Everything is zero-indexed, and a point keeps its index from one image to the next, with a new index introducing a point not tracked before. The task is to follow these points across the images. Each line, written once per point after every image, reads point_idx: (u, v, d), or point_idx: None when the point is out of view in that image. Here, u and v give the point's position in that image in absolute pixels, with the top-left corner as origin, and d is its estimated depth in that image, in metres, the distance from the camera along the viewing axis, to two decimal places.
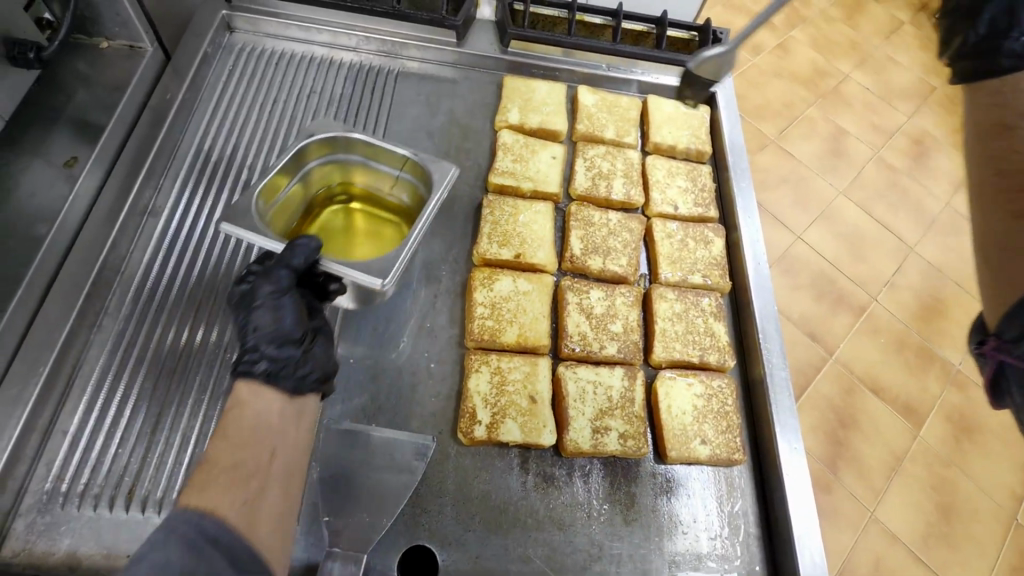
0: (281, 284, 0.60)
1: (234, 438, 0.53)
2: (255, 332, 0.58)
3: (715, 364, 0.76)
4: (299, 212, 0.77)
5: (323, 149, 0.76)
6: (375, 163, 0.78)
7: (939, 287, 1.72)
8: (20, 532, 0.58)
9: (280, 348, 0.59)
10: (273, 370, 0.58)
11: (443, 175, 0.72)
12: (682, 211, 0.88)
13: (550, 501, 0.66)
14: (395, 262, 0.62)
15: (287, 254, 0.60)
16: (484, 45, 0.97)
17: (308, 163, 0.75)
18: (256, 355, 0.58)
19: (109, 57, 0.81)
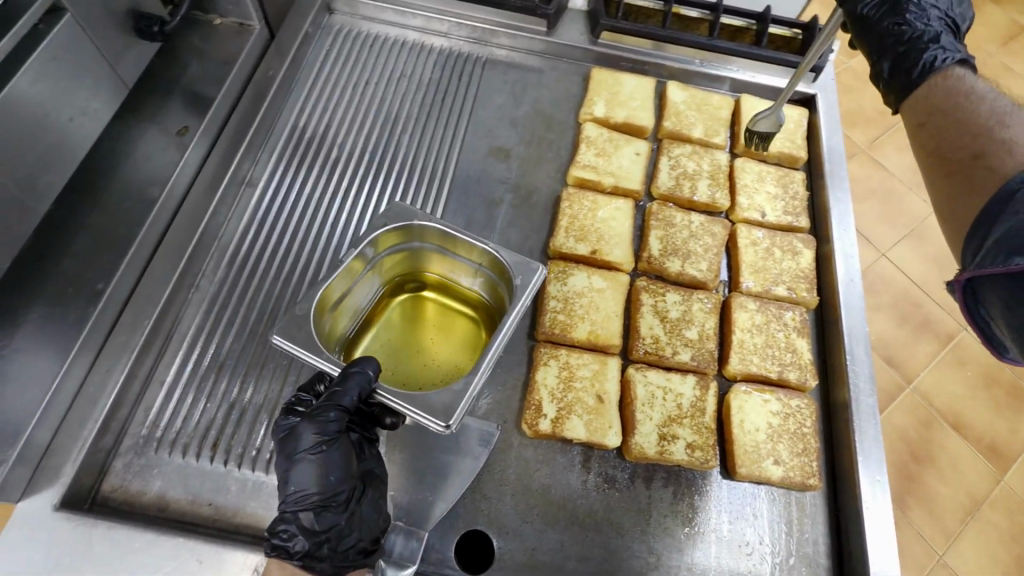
0: (329, 432, 0.54)
1: None
2: (296, 494, 0.53)
3: (795, 383, 0.72)
4: (365, 303, 0.72)
5: (395, 237, 0.71)
6: (452, 253, 0.73)
7: None
8: (118, 470, 0.63)
9: (319, 518, 0.53)
10: (311, 547, 0.53)
11: (526, 276, 0.65)
12: (770, 218, 0.84)
13: (611, 504, 0.65)
14: (460, 401, 0.56)
15: (338, 392, 0.55)
16: (574, 35, 0.96)
17: (379, 255, 0.71)
18: (292, 527, 0.52)
19: (221, 33, 0.85)
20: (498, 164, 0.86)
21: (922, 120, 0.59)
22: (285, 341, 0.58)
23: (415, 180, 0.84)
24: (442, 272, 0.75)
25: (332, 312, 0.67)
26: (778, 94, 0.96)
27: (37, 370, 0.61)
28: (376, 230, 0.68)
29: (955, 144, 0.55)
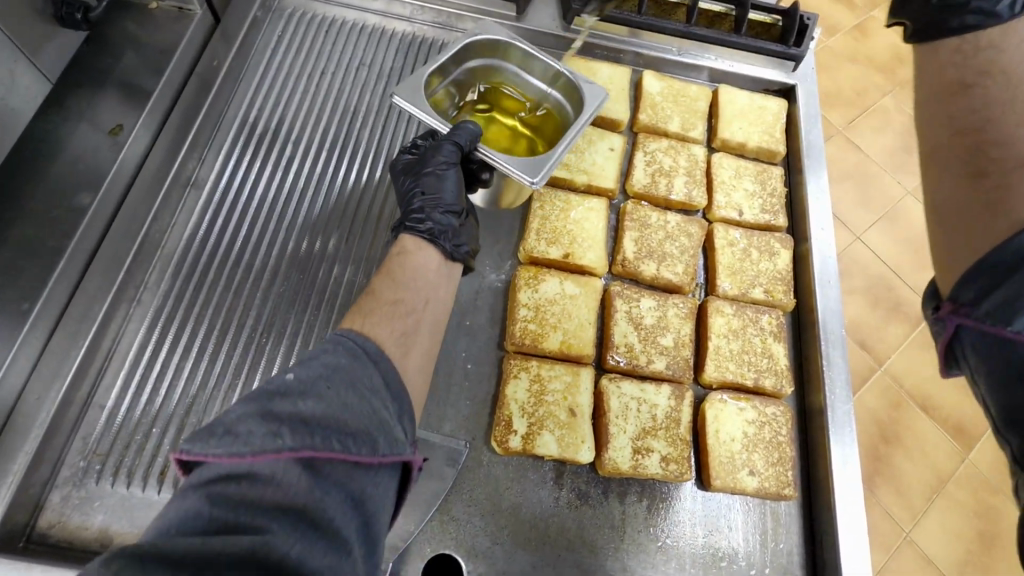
0: (450, 158, 0.68)
1: (400, 281, 0.60)
2: (423, 196, 0.66)
3: (771, 390, 0.71)
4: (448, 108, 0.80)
5: (483, 50, 0.79)
6: (525, 76, 0.80)
7: None
8: (56, 504, 0.58)
9: (444, 216, 0.66)
10: (436, 231, 0.65)
11: (593, 99, 0.75)
12: (747, 217, 0.81)
13: (583, 521, 0.63)
14: (546, 165, 0.66)
15: (453, 134, 0.68)
16: (545, 21, 0.90)
17: (469, 62, 0.79)
18: (423, 215, 0.66)
19: (158, 19, 0.77)
20: None
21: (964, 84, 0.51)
22: (404, 99, 0.68)
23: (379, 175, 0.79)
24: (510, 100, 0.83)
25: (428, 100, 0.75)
26: (758, 84, 0.93)
27: None
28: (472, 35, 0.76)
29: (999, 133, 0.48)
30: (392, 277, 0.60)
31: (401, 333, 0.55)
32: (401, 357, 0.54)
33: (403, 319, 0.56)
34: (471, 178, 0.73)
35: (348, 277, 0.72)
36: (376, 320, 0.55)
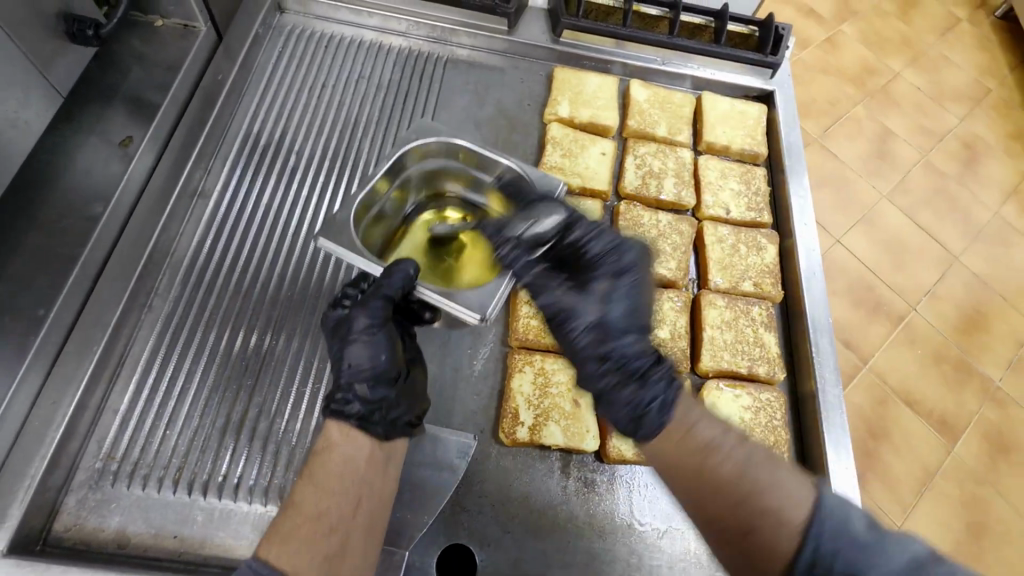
0: (378, 317, 0.60)
1: (322, 483, 0.54)
2: (349, 369, 0.58)
3: (764, 376, 0.74)
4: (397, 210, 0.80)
5: (422, 155, 0.79)
6: (475, 173, 0.80)
7: (984, 303, 1.96)
8: (71, 507, 0.59)
9: (373, 390, 0.58)
10: (365, 413, 0.57)
11: (547, 188, 0.72)
12: (734, 215, 0.85)
13: (591, 508, 0.65)
14: (493, 297, 0.61)
15: (384, 283, 0.60)
16: (536, 34, 0.95)
17: (409, 170, 0.79)
18: (350, 395, 0.58)
19: (163, 36, 0.79)
20: None
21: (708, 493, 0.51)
22: (329, 242, 0.63)
23: None
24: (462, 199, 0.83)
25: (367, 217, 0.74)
26: (738, 91, 0.98)
27: None
28: (408, 145, 0.76)
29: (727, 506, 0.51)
30: (313, 480, 0.54)
31: (323, 558, 0.51)
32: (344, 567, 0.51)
33: (324, 540, 0.51)
34: (413, 317, 0.66)
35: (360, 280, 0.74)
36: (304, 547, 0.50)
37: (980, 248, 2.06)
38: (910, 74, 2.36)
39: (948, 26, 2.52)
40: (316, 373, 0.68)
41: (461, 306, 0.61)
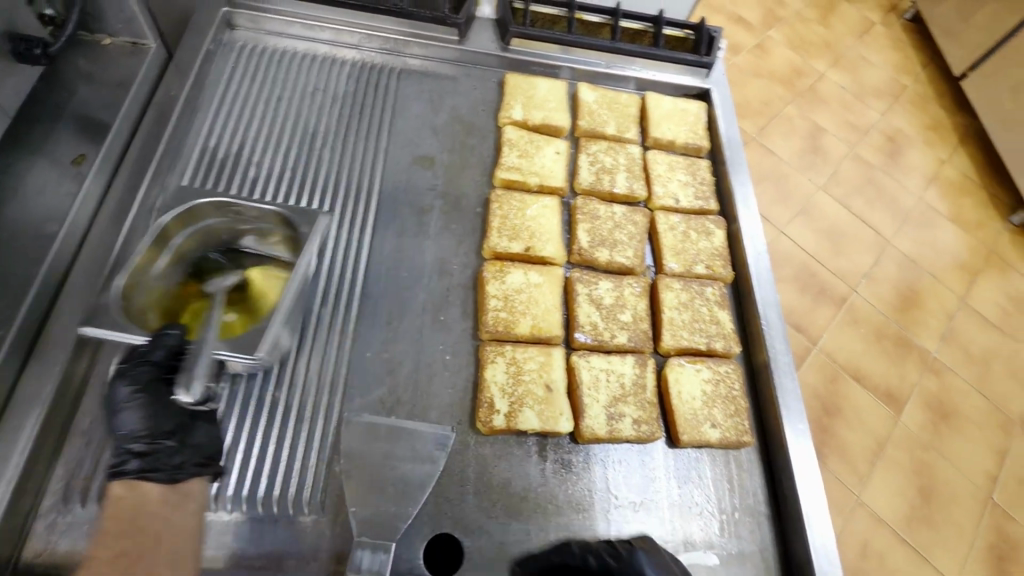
0: (140, 379, 0.61)
1: (117, 528, 0.56)
2: (123, 435, 0.60)
3: (722, 350, 0.79)
4: (186, 279, 0.71)
5: (185, 220, 0.71)
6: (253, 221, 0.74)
7: (905, 280, 2.34)
8: (41, 532, 0.57)
9: (152, 442, 0.60)
10: (147, 465, 0.60)
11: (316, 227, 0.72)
12: (683, 204, 0.90)
13: (568, 488, 0.68)
14: (266, 336, 0.63)
15: (149, 352, 0.61)
16: (485, 42, 0.99)
17: (175, 240, 0.70)
18: (125, 455, 0.59)
19: (110, 54, 0.80)
20: (423, 172, 0.86)
21: None
22: (93, 329, 0.60)
23: (354, 186, 0.83)
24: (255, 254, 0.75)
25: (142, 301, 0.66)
26: (678, 90, 1.04)
27: None
28: (163, 217, 0.69)
29: None
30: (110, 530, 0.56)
31: None
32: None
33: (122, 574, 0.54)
34: None
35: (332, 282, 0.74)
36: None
37: (904, 233, 2.49)
38: (833, 74, 2.98)
39: (863, 30, 3.19)
40: (290, 380, 0.67)
41: (226, 354, 0.61)
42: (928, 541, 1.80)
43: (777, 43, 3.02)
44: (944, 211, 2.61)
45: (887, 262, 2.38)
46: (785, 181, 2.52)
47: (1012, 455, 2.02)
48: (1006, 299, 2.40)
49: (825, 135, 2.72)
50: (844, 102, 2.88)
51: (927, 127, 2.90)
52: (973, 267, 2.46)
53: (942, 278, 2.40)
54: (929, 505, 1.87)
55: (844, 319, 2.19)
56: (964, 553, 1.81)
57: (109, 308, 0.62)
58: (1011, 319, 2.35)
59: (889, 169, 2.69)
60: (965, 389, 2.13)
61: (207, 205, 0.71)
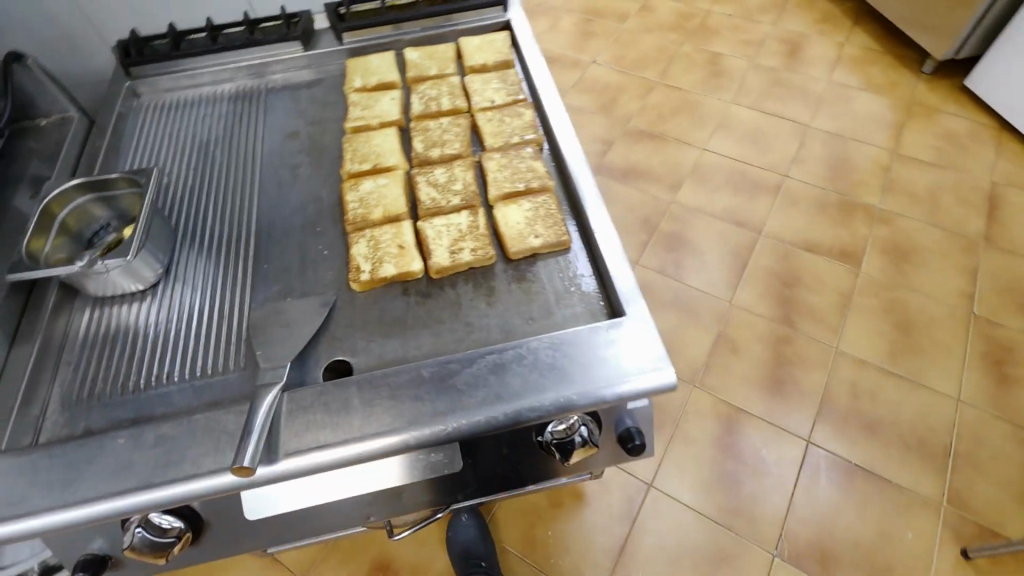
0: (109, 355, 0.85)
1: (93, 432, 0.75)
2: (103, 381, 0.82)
3: (539, 188, 0.98)
4: (82, 246, 0.93)
5: (59, 203, 0.90)
6: (112, 190, 0.94)
7: (833, 154, 2.47)
8: (50, 426, 0.78)
9: (120, 385, 0.82)
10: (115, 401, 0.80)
11: (151, 178, 0.92)
12: (498, 102, 1.13)
13: (428, 308, 0.87)
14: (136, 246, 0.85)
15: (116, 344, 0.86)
16: (327, 44, 1.27)
17: (59, 215, 0.91)
18: (105, 394, 0.81)
19: (48, 128, 1.09)
20: (293, 143, 1.11)
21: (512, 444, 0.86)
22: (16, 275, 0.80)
23: (241, 164, 1.09)
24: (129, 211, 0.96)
25: (49, 262, 0.88)
26: (488, 28, 1.29)
27: None
28: (39, 203, 0.88)
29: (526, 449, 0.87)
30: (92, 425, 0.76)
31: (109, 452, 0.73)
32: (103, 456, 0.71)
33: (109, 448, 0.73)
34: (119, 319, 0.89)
35: (234, 228, 0.99)
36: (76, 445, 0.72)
37: (822, 114, 2.63)
38: (718, 7, 3.22)
39: None
40: (212, 297, 0.91)
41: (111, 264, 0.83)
42: (921, 366, 1.85)
43: (659, 0, 3.29)
44: (855, 84, 2.74)
45: (812, 144, 2.51)
46: (697, 106, 2.71)
47: (983, 270, 2.05)
48: (938, 140, 2.48)
49: (724, 58, 2.93)
50: (735, 27, 3.10)
51: (820, 22, 3.08)
52: (897, 122, 2.56)
53: (869, 141, 2.51)
54: (910, 336, 1.91)
55: (782, 204, 2.32)
56: (959, 368, 1.83)
57: (18, 262, 0.82)
58: (948, 155, 2.43)
59: (793, 67, 2.86)
60: (918, 226, 2.20)
61: (73, 188, 0.91)
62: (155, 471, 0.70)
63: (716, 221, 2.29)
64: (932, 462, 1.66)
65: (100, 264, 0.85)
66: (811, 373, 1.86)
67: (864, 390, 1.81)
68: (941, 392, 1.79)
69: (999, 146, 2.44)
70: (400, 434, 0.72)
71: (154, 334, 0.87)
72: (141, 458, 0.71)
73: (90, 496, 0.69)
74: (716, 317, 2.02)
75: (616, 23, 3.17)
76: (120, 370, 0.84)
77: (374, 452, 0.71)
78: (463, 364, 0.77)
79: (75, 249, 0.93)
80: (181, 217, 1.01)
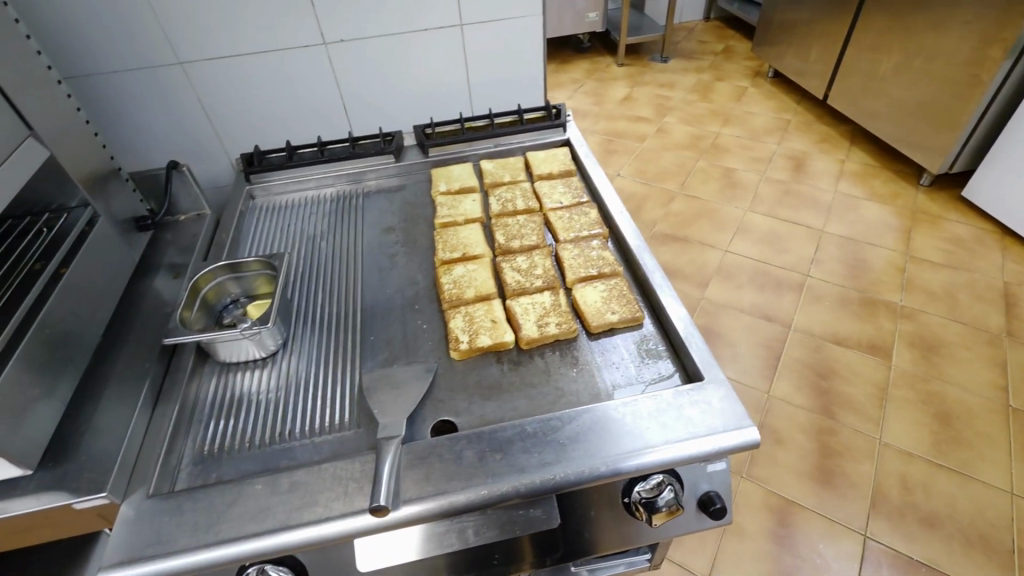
0: (237, 414, 0.94)
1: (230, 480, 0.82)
2: (233, 436, 0.91)
3: (610, 273, 1.13)
4: (214, 319, 1.08)
5: (205, 281, 1.07)
6: (244, 271, 1.09)
7: (849, 255, 2.65)
8: (185, 477, 0.86)
9: (248, 440, 0.90)
10: (245, 453, 0.89)
11: (283, 261, 1.07)
12: (566, 203, 1.31)
13: (522, 374, 0.98)
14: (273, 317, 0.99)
15: (243, 402, 0.96)
16: (414, 157, 1.49)
17: (202, 290, 1.06)
18: (235, 447, 0.89)
19: (185, 223, 1.30)
20: (389, 237, 1.29)
21: (601, 505, 0.91)
22: (175, 337, 0.93)
23: (345, 253, 1.25)
24: (256, 290, 1.12)
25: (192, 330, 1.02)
26: (550, 144, 1.53)
27: (114, 418, 0.90)
28: (190, 279, 1.04)
29: (612, 510, 0.92)
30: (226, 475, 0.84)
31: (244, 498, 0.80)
32: (243, 500, 0.79)
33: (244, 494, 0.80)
34: (244, 382, 1.00)
35: (343, 305, 1.13)
36: (218, 489, 0.80)
37: (833, 220, 2.86)
38: (727, 130, 3.62)
39: (738, 97, 3.94)
40: (326, 363, 1.02)
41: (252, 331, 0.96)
42: (967, 458, 1.85)
43: (673, 124, 3.71)
44: (860, 195, 3.00)
45: (827, 246, 2.70)
46: (716, 213, 2.96)
47: (1013, 363, 2.12)
48: (947, 244, 2.66)
49: (737, 172, 3.24)
50: (743, 146, 3.46)
51: (821, 142, 3.43)
52: (904, 227, 2.77)
53: (881, 243, 2.70)
54: (951, 428, 1.94)
55: (807, 300, 2.45)
56: (1007, 460, 1.84)
57: (173, 328, 0.96)
58: (958, 257, 2.59)
59: (801, 179, 3.15)
60: (940, 322, 2.30)
61: (217, 268, 1.07)
62: (291, 513, 0.77)
63: (746, 316, 2.42)
64: (997, 559, 1.62)
65: (239, 332, 0.97)
66: (857, 464, 1.87)
67: (914, 482, 1.81)
68: (993, 485, 1.78)
69: (1005, 249, 2.61)
70: (512, 483, 0.79)
71: (276, 394, 0.97)
72: (278, 502, 0.78)
73: (232, 536, 0.75)
74: (755, 406, 2.06)
75: (636, 143, 3.56)
76: (246, 426, 0.92)
77: (491, 500, 0.78)
78: (564, 421, 0.85)
79: (208, 320, 1.07)
80: (297, 296, 1.15)
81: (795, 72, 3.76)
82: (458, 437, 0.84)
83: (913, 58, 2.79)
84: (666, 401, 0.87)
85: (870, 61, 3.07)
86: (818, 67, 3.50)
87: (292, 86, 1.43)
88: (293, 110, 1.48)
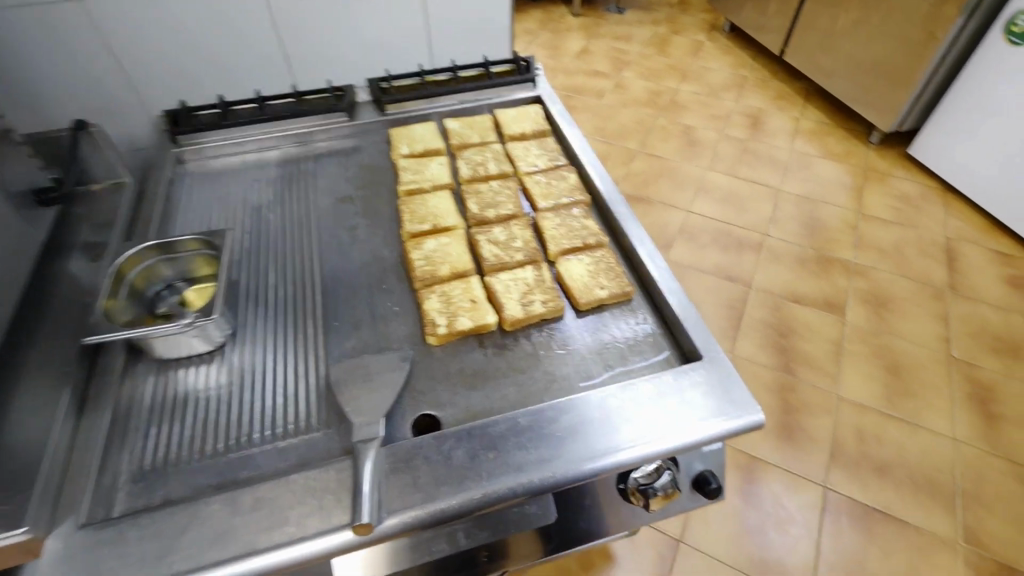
0: (183, 419, 0.82)
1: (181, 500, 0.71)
2: (179, 446, 0.79)
3: (595, 243, 1.04)
4: (145, 308, 0.92)
5: (131, 264, 0.91)
6: (178, 251, 0.95)
7: (805, 214, 2.69)
8: (124, 499, 0.74)
9: (198, 449, 0.79)
10: (195, 465, 0.77)
11: (227, 240, 0.93)
12: (541, 167, 1.21)
13: (508, 359, 0.89)
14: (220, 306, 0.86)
15: (189, 405, 0.83)
16: (369, 115, 1.33)
17: (128, 275, 0.91)
18: (181, 460, 0.78)
19: (101, 193, 1.10)
20: (347, 206, 1.15)
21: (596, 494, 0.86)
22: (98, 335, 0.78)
23: (297, 226, 1.10)
24: (193, 273, 0.97)
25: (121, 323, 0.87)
26: (519, 101, 1.40)
27: None
28: (113, 262, 0.88)
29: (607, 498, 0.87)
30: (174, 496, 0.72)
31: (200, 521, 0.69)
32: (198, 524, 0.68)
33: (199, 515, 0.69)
34: (188, 380, 0.86)
35: (299, 287, 1.00)
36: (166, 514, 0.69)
37: (789, 178, 2.88)
38: (685, 85, 3.56)
39: (695, 52, 3.87)
40: (283, 354, 0.90)
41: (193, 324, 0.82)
42: (915, 408, 1.95)
43: (631, 79, 3.60)
44: (814, 153, 3.03)
45: (785, 205, 2.73)
46: (677, 172, 2.92)
47: (954, 316, 2.23)
48: (895, 201, 2.75)
49: (696, 129, 3.20)
50: (701, 102, 3.41)
51: (777, 99, 3.43)
52: (856, 185, 2.83)
53: (835, 201, 2.75)
54: (900, 379, 2.03)
55: (767, 259, 2.48)
56: (950, 408, 1.95)
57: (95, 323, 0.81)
58: (906, 214, 2.68)
59: (759, 137, 3.14)
60: (890, 278, 2.39)
61: (145, 249, 0.92)
62: (257, 535, 0.67)
63: (709, 277, 2.42)
64: (942, 501, 1.73)
65: (177, 325, 0.83)
66: (816, 418, 1.94)
67: (868, 432, 1.89)
68: (938, 432, 1.89)
69: (947, 205, 2.72)
70: (507, 484, 0.71)
71: (227, 393, 0.85)
72: (240, 524, 0.68)
73: (188, 567, 0.65)
74: None
75: (595, 99, 3.44)
76: (194, 433, 0.80)
77: (486, 503, 0.71)
78: (558, 412, 0.78)
79: (138, 310, 0.91)
80: (244, 277, 1.01)
81: (752, 26, 3.71)
82: (444, 436, 0.76)
83: (870, 13, 2.79)
84: (666, 386, 0.81)
85: (828, 16, 3.05)
86: (775, 21, 3.47)
87: (221, 29, 1.22)
88: (224, 58, 1.28)
